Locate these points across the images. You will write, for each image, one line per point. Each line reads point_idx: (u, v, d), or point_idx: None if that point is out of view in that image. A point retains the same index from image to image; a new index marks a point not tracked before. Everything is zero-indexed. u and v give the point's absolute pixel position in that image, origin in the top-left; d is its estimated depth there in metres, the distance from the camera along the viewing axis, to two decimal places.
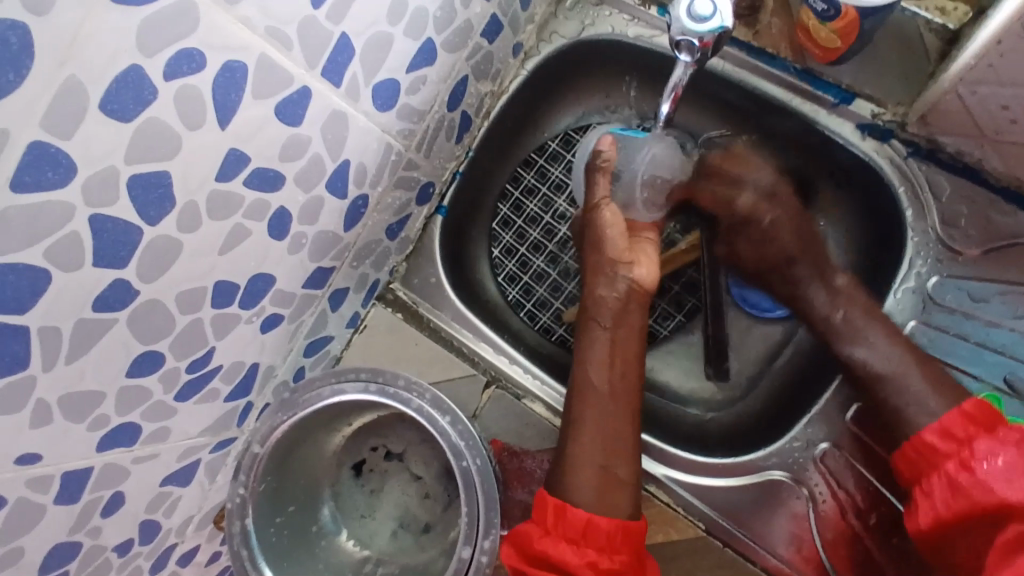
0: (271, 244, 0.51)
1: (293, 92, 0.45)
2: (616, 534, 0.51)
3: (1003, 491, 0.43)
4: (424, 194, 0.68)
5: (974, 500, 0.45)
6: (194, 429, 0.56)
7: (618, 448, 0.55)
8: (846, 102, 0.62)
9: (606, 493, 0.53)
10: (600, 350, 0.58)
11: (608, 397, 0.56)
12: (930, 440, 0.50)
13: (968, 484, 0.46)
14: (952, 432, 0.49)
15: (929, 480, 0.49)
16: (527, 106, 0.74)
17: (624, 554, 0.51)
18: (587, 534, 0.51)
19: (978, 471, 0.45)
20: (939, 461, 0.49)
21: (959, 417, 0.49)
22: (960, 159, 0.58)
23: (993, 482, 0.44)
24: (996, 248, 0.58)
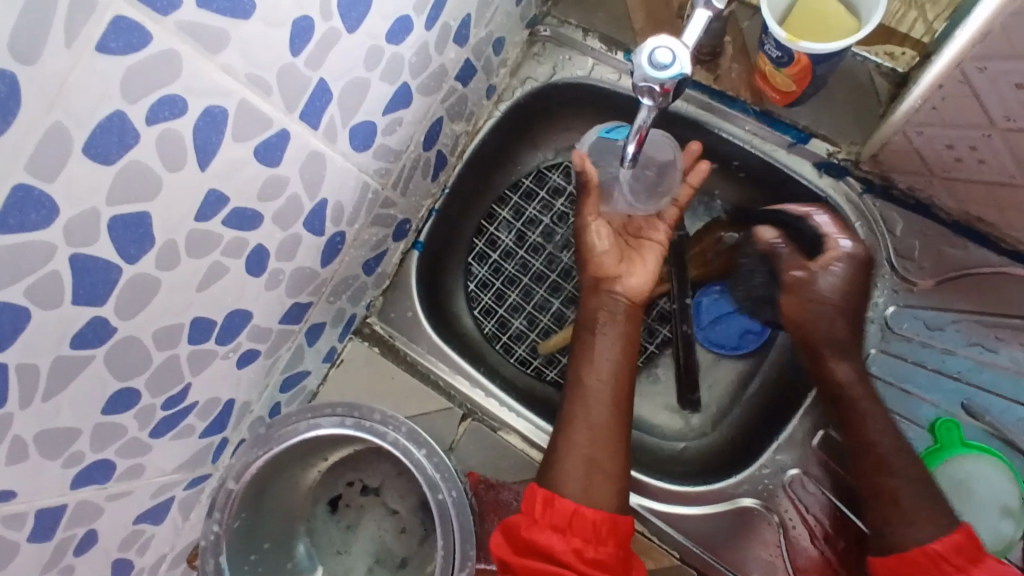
0: (249, 280, 0.52)
1: (272, 134, 0.46)
2: (601, 525, 0.52)
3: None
4: (400, 231, 0.69)
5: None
6: (169, 466, 0.56)
7: (607, 447, 0.57)
8: (802, 141, 0.64)
9: (592, 484, 0.55)
10: (592, 350, 0.60)
11: (598, 395, 0.59)
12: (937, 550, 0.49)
13: None
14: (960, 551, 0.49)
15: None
16: (501, 146, 0.76)
17: (610, 545, 0.52)
18: (573, 523, 0.52)
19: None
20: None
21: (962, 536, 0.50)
22: (913, 195, 0.61)
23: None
24: (949, 278, 0.61)
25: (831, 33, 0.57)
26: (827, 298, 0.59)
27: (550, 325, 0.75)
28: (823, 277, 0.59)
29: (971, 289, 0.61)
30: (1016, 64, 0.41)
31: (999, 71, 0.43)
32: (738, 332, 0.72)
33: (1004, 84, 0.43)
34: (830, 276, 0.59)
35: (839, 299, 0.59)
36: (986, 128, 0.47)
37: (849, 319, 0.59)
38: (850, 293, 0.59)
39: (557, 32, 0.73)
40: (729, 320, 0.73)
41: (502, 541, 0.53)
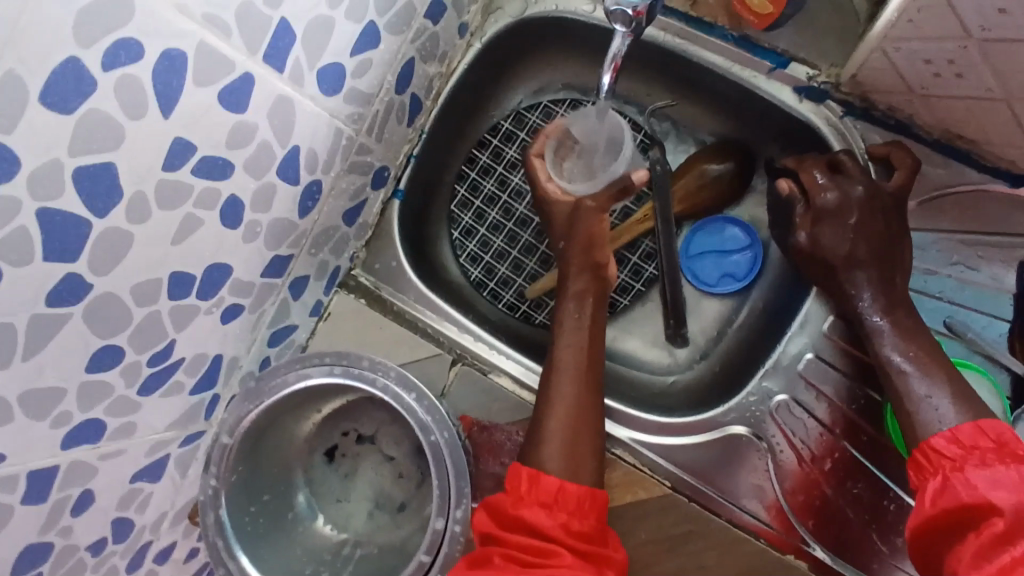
0: (225, 233, 0.51)
1: (237, 78, 0.45)
2: (585, 500, 0.52)
3: (996, 496, 0.42)
4: (380, 178, 0.68)
5: (962, 501, 0.44)
6: (162, 423, 0.56)
7: (591, 414, 0.59)
8: (782, 66, 0.63)
9: (576, 457, 0.56)
10: (571, 325, 0.62)
11: (578, 368, 0.60)
12: (939, 447, 0.48)
13: (957, 487, 0.45)
14: (959, 440, 0.47)
15: (928, 482, 0.47)
16: (477, 87, 0.74)
17: (593, 518, 0.52)
18: (559, 498, 0.52)
19: (972, 475, 0.44)
20: (943, 466, 0.47)
21: (972, 426, 0.47)
22: (894, 115, 0.60)
23: (988, 487, 0.43)
24: (934, 198, 0.60)
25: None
26: (842, 220, 0.57)
27: (537, 268, 0.75)
28: (806, 235, 0.59)
29: (958, 209, 0.60)
30: None
31: None
32: (716, 271, 0.72)
33: None
34: (829, 228, 0.57)
35: (869, 243, 0.56)
36: (962, 39, 0.47)
37: (872, 242, 0.56)
38: (860, 238, 0.56)
39: None
40: (710, 258, 0.72)
41: (485, 518, 0.51)
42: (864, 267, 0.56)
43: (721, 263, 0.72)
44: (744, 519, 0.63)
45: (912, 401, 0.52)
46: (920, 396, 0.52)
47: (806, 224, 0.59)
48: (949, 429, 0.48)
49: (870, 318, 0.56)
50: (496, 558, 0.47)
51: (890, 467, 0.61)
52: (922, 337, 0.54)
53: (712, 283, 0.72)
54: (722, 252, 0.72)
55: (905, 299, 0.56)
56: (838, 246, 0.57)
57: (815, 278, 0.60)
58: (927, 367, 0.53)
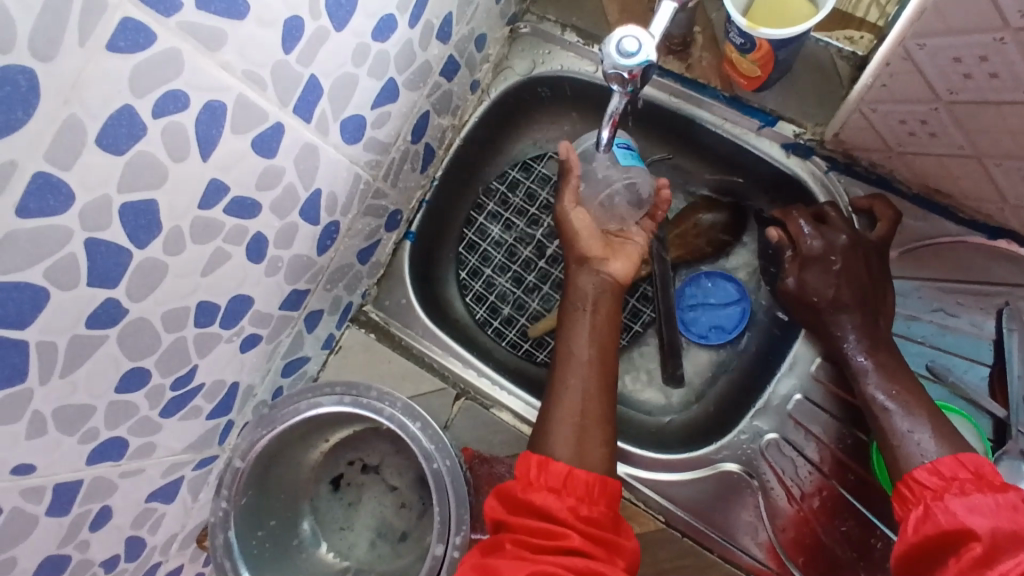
0: (250, 266, 0.56)
1: (268, 127, 0.50)
2: (595, 485, 0.52)
3: (972, 521, 0.44)
4: (392, 222, 0.72)
5: (943, 529, 0.46)
6: (179, 445, 0.59)
7: (600, 410, 0.58)
8: (770, 124, 0.68)
9: (586, 450, 0.56)
10: (581, 329, 0.61)
11: (587, 366, 0.59)
12: (921, 478, 0.50)
13: (939, 516, 0.46)
14: (940, 472, 0.49)
15: (910, 512, 0.49)
16: (486, 139, 0.80)
17: (603, 505, 0.52)
18: (567, 484, 0.52)
19: (951, 503, 0.46)
20: (924, 496, 0.49)
21: (951, 460, 0.50)
22: (875, 170, 0.64)
23: (965, 513, 0.45)
24: (915, 247, 0.64)
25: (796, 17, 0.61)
26: (827, 265, 0.60)
27: (539, 309, 0.79)
28: (793, 279, 0.62)
29: (937, 259, 0.64)
30: (953, 40, 0.45)
31: (937, 46, 0.46)
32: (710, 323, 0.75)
33: (943, 59, 0.47)
34: (816, 273, 0.61)
35: (852, 288, 0.59)
36: (933, 102, 0.51)
37: (857, 287, 0.59)
38: (843, 283, 0.59)
39: (536, 27, 0.76)
40: (703, 310, 0.76)
41: (497, 505, 0.52)
42: (848, 311, 0.59)
43: (714, 315, 0.75)
44: (736, 555, 0.64)
45: (896, 438, 0.55)
46: (903, 432, 0.54)
47: (794, 268, 0.62)
48: (931, 461, 0.51)
49: (855, 358, 0.59)
50: (507, 543, 0.49)
51: (877, 507, 0.62)
52: (905, 378, 0.57)
53: (705, 334, 0.75)
54: (716, 304, 0.75)
55: (889, 343, 0.59)
56: (827, 292, 0.60)
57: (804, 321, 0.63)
58: (909, 406, 0.55)
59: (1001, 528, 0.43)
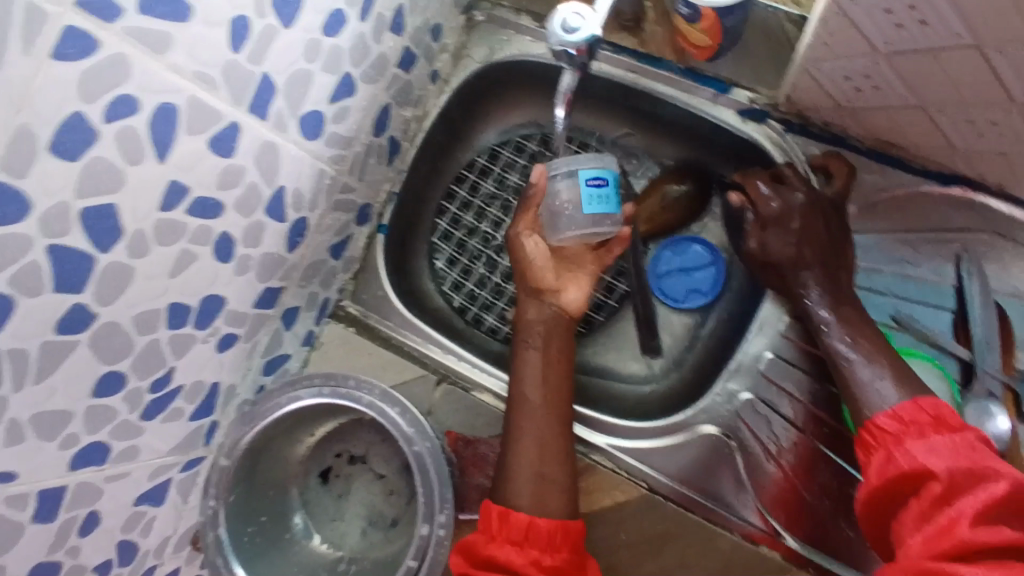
0: (218, 266, 0.56)
1: (225, 127, 0.51)
2: (556, 534, 0.55)
3: (932, 462, 0.45)
4: (363, 215, 0.73)
5: (904, 471, 0.47)
6: (163, 447, 0.60)
7: (557, 449, 0.61)
8: (724, 92, 0.69)
9: (544, 495, 0.58)
10: (533, 367, 0.63)
11: (541, 410, 0.61)
12: (883, 423, 0.51)
13: (899, 459, 0.48)
14: (901, 417, 0.50)
15: (873, 458, 0.50)
16: (451, 128, 0.81)
17: (565, 551, 0.55)
18: (529, 535, 0.55)
19: (911, 447, 0.47)
20: (886, 441, 0.50)
21: (911, 404, 0.51)
22: (829, 129, 0.66)
23: (925, 455, 0.46)
24: (873, 202, 0.65)
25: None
26: (785, 224, 0.61)
27: (516, 292, 0.81)
28: (756, 241, 0.63)
29: (896, 211, 0.65)
30: None
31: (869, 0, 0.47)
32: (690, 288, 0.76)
33: (877, 13, 0.48)
34: (776, 233, 0.62)
35: (812, 246, 0.60)
36: (872, 55, 0.52)
37: (817, 245, 0.60)
38: (802, 242, 0.61)
39: (491, 14, 0.77)
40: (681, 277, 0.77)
41: (462, 560, 0.55)
42: (809, 268, 0.60)
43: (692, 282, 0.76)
44: (719, 514, 0.65)
45: (857, 389, 0.55)
46: (864, 381, 0.55)
47: (756, 230, 0.63)
48: (891, 409, 0.52)
49: (818, 313, 0.60)
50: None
51: (853, 458, 0.64)
52: (869, 329, 0.58)
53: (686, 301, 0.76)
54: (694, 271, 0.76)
55: (852, 297, 0.60)
56: (788, 249, 0.61)
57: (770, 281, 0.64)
58: (871, 355, 0.56)
59: (959, 466, 0.44)
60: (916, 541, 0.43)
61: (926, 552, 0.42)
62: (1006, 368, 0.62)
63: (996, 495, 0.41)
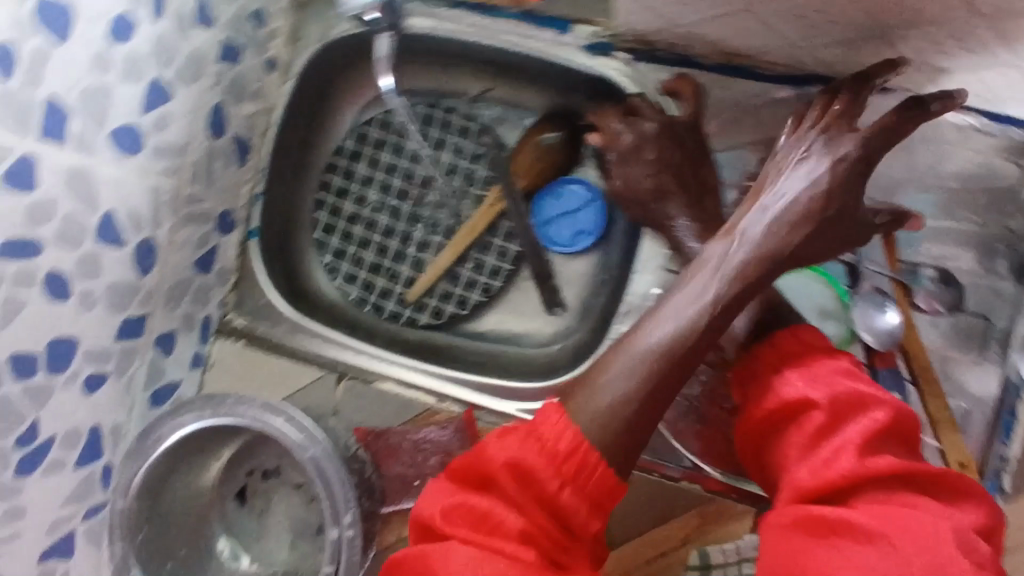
0: (57, 309, 0.53)
1: (16, 160, 0.47)
2: (601, 495, 0.44)
3: (810, 390, 0.45)
4: (225, 222, 0.70)
5: (782, 402, 0.46)
6: (52, 504, 0.58)
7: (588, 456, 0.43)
8: (565, 31, 0.65)
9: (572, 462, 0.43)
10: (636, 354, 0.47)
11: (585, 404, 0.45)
12: (761, 356, 0.50)
13: (776, 390, 0.46)
14: (778, 347, 0.49)
15: (752, 390, 0.48)
16: (309, 116, 0.77)
17: (596, 519, 0.43)
18: (572, 466, 0.43)
19: (787, 377, 0.46)
20: (765, 373, 0.48)
21: (787, 334, 0.50)
22: (675, 50, 0.63)
23: (802, 384, 0.45)
24: (732, 115, 0.64)
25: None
26: (643, 156, 0.59)
27: (411, 272, 0.78)
28: (619, 179, 0.60)
29: (756, 120, 0.63)
30: None
31: None
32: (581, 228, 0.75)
33: None
34: (634, 164, 0.59)
35: (670, 177, 0.59)
36: None
37: (676, 172, 0.59)
38: (661, 170, 0.59)
39: None
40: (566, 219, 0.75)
41: (449, 480, 0.45)
42: (674, 196, 0.59)
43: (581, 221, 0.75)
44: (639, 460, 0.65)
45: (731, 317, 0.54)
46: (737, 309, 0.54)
47: (617, 167, 0.60)
48: (767, 342, 0.50)
49: (689, 244, 0.58)
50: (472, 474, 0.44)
51: None
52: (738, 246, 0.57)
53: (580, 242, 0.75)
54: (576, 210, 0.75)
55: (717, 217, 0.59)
56: (650, 181, 0.59)
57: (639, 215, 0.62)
58: None
59: (838, 392, 0.43)
60: (804, 474, 0.42)
61: (815, 486, 0.41)
62: (891, 261, 0.63)
63: (880, 423, 0.42)
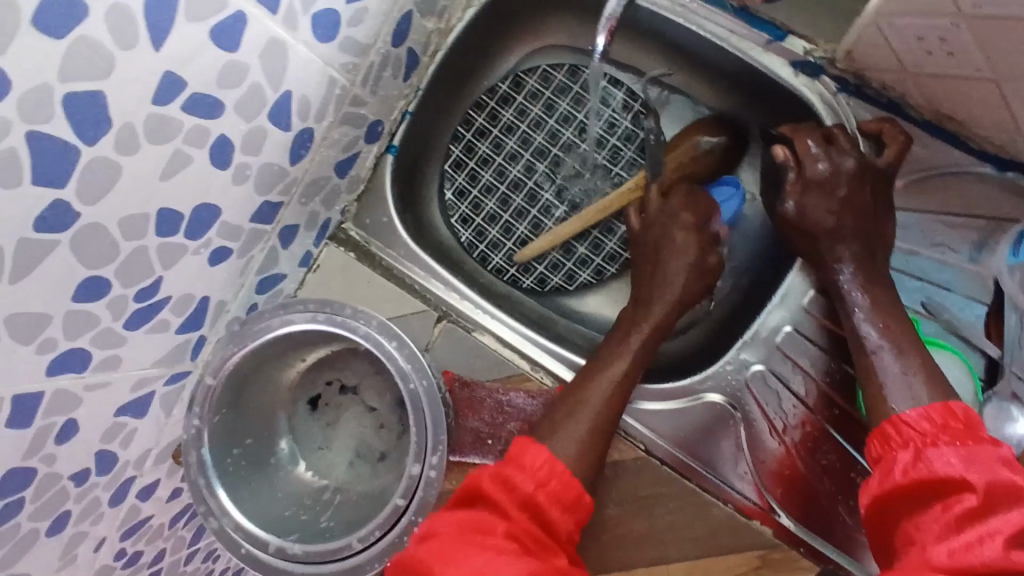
0: (214, 174, 0.52)
1: (228, 17, 0.45)
2: (568, 496, 0.51)
3: (966, 471, 0.44)
4: (373, 133, 0.68)
5: (931, 475, 0.45)
6: (147, 360, 0.57)
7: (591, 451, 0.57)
8: (780, 39, 0.61)
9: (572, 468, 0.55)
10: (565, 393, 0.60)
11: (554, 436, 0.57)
12: (911, 423, 0.49)
13: (927, 462, 0.46)
14: (933, 418, 0.49)
15: (897, 454, 0.48)
16: (476, 48, 0.75)
17: (567, 508, 0.50)
18: (547, 474, 0.51)
19: (941, 451, 0.46)
20: (913, 441, 0.48)
21: (942, 407, 0.49)
22: (885, 93, 0.59)
23: (958, 462, 0.44)
24: (923, 178, 0.61)
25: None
26: (829, 190, 0.57)
27: (527, 234, 0.76)
28: (793, 203, 0.59)
29: (944, 189, 0.61)
30: None
31: None
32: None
33: None
34: (815, 198, 0.58)
35: (848, 221, 0.57)
36: (954, 16, 0.46)
37: (857, 216, 0.57)
38: (844, 211, 0.57)
39: None
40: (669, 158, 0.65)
41: (477, 475, 0.50)
42: (846, 242, 0.57)
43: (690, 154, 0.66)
44: (717, 486, 0.64)
45: (881, 378, 0.53)
46: (891, 371, 0.53)
47: (795, 191, 0.59)
48: (921, 409, 0.50)
49: (848, 292, 0.57)
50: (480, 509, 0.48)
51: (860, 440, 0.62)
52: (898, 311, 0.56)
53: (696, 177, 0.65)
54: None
55: (885, 276, 0.57)
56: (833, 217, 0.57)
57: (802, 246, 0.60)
58: (900, 343, 0.54)
59: (998, 480, 0.42)
60: (941, 552, 0.41)
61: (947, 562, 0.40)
62: None
63: None
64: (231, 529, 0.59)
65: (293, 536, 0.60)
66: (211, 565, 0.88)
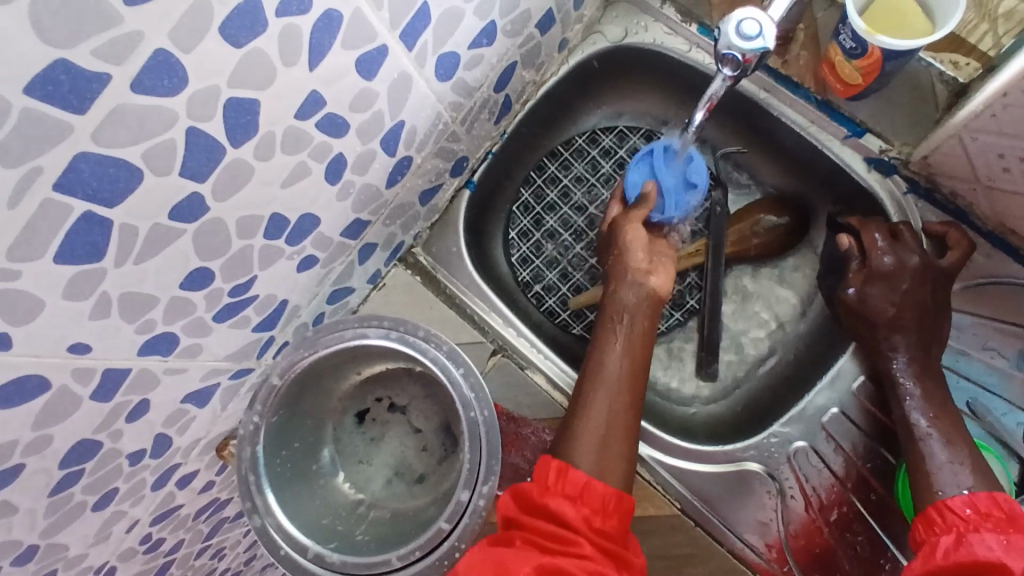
0: (325, 186, 0.55)
1: (374, 49, 0.48)
2: (610, 500, 0.53)
3: (1009, 560, 0.46)
4: (458, 167, 0.72)
5: (976, 559, 0.48)
6: (222, 352, 0.59)
7: (619, 434, 0.60)
8: (858, 135, 0.66)
9: (605, 461, 0.57)
10: (596, 380, 0.62)
11: (586, 431, 0.59)
12: (956, 508, 0.52)
13: (972, 546, 0.48)
14: (977, 507, 0.51)
15: (939, 537, 0.51)
16: (561, 103, 0.79)
17: (615, 519, 0.53)
18: (584, 494, 0.53)
19: (986, 538, 0.48)
20: (957, 526, 0.51)
21: (987, 496, 0.51)
22: (954, 201, 0.63)
23: (1002, 551, 0.47)
24: (980, 284, 0.64)
25: (942, 49, 0.63)
26: (894, 282, 0.60)
27: (583, 281, 0.79)
28: (855, 289, 0.62)
29: (998, 299, 0.64)
30: None
31: None
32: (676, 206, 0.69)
33: None
34: (879, 288, 0.61)
35: (905, 316, 0.60)
36: None
37: (917, 311, 0.60)
38: (905, 304, 0.60)
39: None
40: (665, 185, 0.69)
41: (511, 505, 0.53)
42: (902, 334, 0.60)
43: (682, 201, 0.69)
44: (745, 552, 0.66)
45: (931, 464, 0.56)
46: (940, 460, 0.55)
47: (857, 279, 0.62)
48: (966, 495, 0.52)
49: (901, 380, 0.60)
50: (517, 541, 0.50)
51: (894, 530, 0.64)
52: (947, 407, 0.58)
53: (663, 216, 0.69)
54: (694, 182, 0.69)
55: (935, 371, 0.60)
56: (898, 310, 0.60)
57: (858, 331, 0.63)
58: (951, 436, 0.56)
59: None
60: None
61: None
62: None
63: None
64: (273, 530, 0.60)
65: (333, 545, 0.61)
66: (217, 563, 0.87)
